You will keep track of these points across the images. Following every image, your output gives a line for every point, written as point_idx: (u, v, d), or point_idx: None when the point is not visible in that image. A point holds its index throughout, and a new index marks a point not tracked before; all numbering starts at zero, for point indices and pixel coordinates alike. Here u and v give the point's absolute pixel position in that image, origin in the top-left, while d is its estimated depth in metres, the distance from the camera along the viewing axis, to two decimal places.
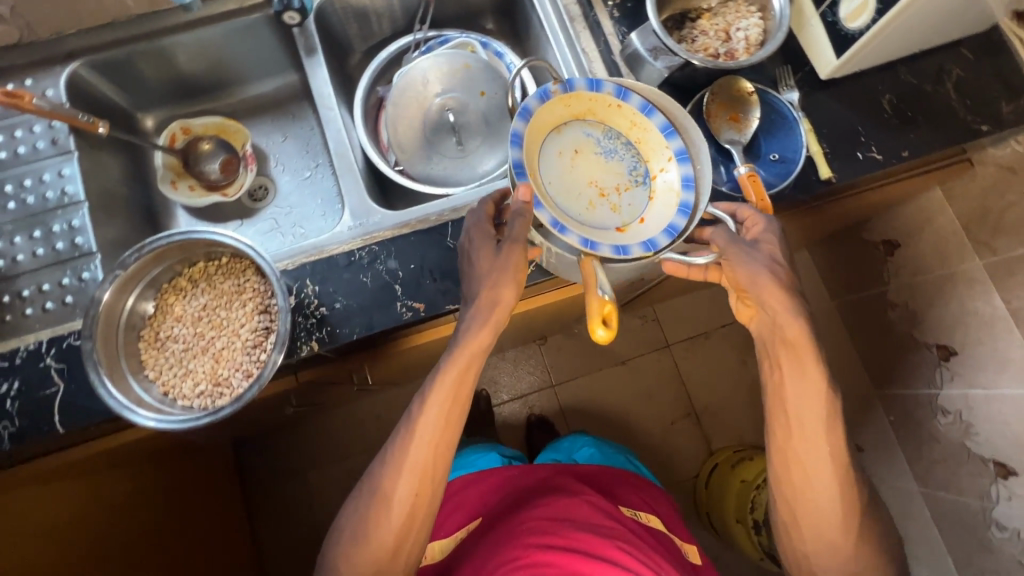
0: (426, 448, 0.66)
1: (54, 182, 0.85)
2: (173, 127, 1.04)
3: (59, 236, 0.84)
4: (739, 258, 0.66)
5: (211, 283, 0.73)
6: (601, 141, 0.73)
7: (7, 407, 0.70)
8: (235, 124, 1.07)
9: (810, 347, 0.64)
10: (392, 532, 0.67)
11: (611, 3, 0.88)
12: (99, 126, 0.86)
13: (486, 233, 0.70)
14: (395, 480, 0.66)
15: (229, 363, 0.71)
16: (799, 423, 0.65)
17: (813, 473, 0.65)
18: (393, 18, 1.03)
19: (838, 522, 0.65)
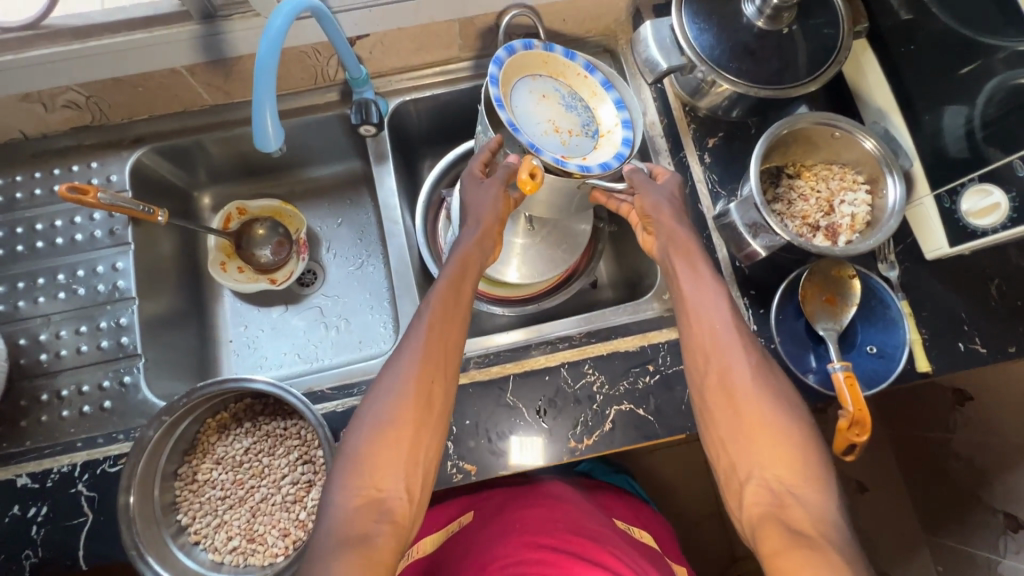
0: (435, 343, 0.63)
1: (107, 274, 0.83)
2: (229, 208, 1.01)
3: (105, 333, 0.81)
4: (642, 187, 0.74)
5: (255, 423, 0.70)
6: (567, 97, 0.74)
7: (32, 535, 0.67)
8: (291, 208, 1.03)
9: (700, 254, 0.70)
10: (404, 438, 0.58)
11: (704, 147, 0.83)
12: (159, 217, 0.83)
13: (476, 177, 0.76)
14: (407, 374, 0.60)
15: (266, 516, 0.67)
16: (699, 334, 0.66)
17: (736, 387, 0.62)
18: (467, 122, 0.99)
19: (774, 439, 0.59)
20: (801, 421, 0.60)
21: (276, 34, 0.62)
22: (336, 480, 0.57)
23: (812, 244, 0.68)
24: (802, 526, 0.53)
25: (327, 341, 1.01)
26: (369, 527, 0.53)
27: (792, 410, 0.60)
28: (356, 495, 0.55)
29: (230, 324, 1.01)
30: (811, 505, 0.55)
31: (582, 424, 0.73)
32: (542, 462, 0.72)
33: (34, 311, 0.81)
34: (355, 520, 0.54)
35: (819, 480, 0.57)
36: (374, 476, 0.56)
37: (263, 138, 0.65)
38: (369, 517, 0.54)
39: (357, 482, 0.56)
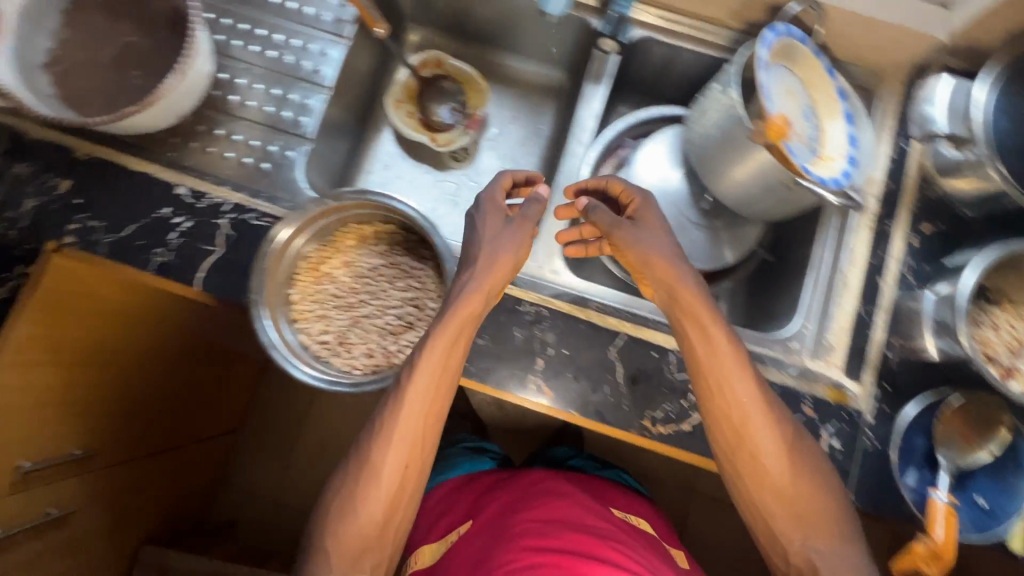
0: (418, 413, 0.64)
1: (315, 55, 0.86)
2: (431, 54, 1.01)
3: (291, 105, 0.84)
4: (626, 236, 0.70)
5: (391, 249, 0.72)
6: (806, 106, 0.81)
7: (167, 238, 0.72)
8: (481, 84, 1.02)
9: (706, 308, 0.67)
10: (382, 503, 0.64)
11: (918, 229, 0.79)
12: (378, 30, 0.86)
13: (497, 206, 0.73)
14: (383, 460, 0.64)
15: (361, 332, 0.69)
16: (723, 408, 0.66)
17: (766, 462, 0.64)
18: (687, 87, 0.95)
19: (804, 499, 0.64)
20: (822, 476, 0.65)
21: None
22: (330, 531, 0.64)
23: (988, 371, 0.64)
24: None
25: (450, 217, 1.03)
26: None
27: (818, 483, 0.64)
28: (342, 552, 0.63)
29: (377, 159, 1.05)
30: (839, 564, 0.61)
31: (664, 411, 0.72)
32: (611, 425, 0.71)
33: (242, 55, 0.85)
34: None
35: (837, 533, 0.63)
36: (347, 552, 0.63)
37: None
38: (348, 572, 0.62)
39: (365, 523, 0.63)
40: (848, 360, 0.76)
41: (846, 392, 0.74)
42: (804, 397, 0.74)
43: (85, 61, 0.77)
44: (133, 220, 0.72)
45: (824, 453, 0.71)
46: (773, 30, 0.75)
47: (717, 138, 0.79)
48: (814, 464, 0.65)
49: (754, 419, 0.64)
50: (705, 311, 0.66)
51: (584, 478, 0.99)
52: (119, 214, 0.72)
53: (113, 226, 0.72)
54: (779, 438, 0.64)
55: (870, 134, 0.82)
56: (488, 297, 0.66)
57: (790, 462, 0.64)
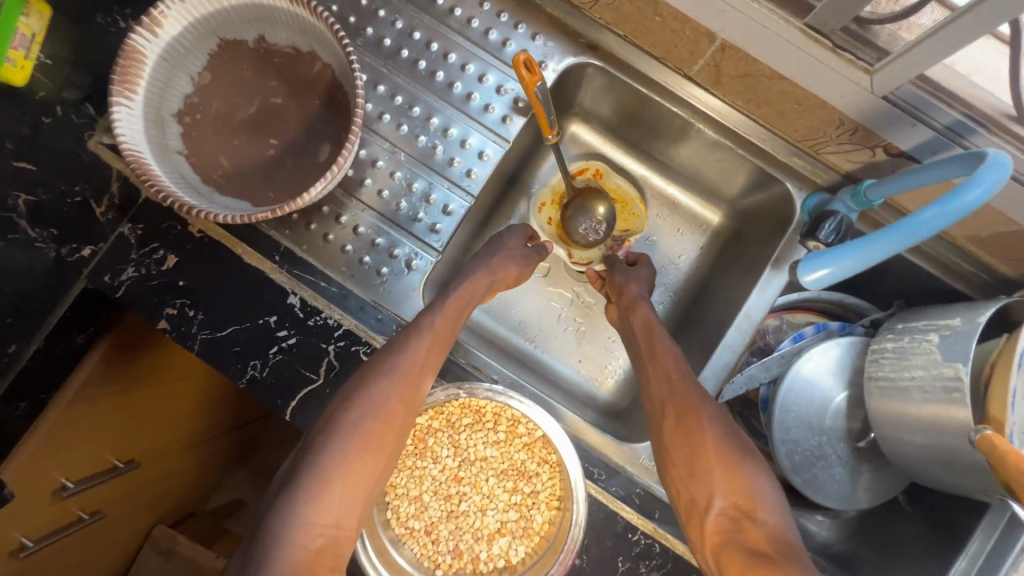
0: (416, 366, 0.60)
1: (470, 156, 0.74)
2: (593, 162, 0.88)
3: (428, 207, 0.73)
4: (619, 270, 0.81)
5: (508, 438, 0.63)
6: None
7: (267, 352, 0.64)
8: (641, 210, 0.88)
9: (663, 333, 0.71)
10: (374, 446, 0.56)
11: None
12: (551, 135, 0.73)
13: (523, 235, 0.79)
14: (383, 388, 0.57)
15: (453, 525, 0.61)
16: (659, 393, 0.66)
17: (691, 426, 0.62)
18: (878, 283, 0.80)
19: (742, 474, 0.59)
20: (738, 442, 0.62)
21: (922, 185, 0.58)
22: (298, 495, 0.51)
23: None
24: (758, 543, 0.53)
25: (553, 338, 0.90)
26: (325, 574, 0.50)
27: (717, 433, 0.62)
28: (315, 532, 0.50)
29: None
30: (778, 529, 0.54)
31: None
32: None
33: (389, 134, 0.73)
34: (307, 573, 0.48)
35: (753, 493, 0.58)
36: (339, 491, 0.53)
37: (813, 272, 0.60)
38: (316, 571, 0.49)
39: (341, 489, 0.53)
40: None
41: None
42: None
43: (220, 115, 0.66)
44: (235, 320, 0.64)
45: None
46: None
47: (916, 401, 0.65)
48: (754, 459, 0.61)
49: (680, 391, 0.64)
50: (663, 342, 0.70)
51: None
52: (221, 312, 0.64)
53: (212, 322, 0.64)
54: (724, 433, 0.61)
55: None
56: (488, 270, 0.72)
57: (727, 445, 0.61)
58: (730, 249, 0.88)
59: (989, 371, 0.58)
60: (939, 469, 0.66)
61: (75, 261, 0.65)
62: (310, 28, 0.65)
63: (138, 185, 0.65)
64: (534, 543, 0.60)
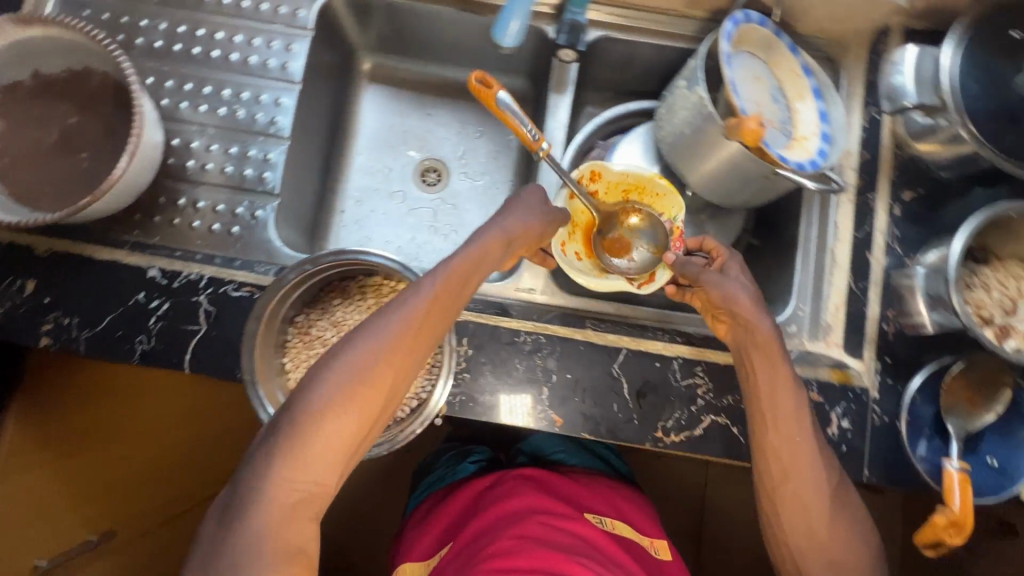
0: (410, 332, 0.56)
1: (268, 106, 0.83)
2: (586, 167, 0.79)
3: (251, 162, 0.82)
4: (712, 279, 0.68)
5: (378, 301, 0.71)
6: (773, 89, 0.80)
7: (148, 324, 0.70)
8: (665, 183, 0.79)
9: (780, 350, 0.64)
10: (362, 413, 0.53)
11: (899, 198, 0.78)
12: (540, 147, 0.73)
13: (537, 198, 0.71)
14: (374, 356, 0.54)
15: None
16: (777, 441, 0.64)
17: (791, 455, 0.63)
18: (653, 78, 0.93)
19: (840, 531, 0.64)
20: (839, 480, 0.65)
21: None
22: (281, 453, 0.51)
23: (984, 335, 0.65)
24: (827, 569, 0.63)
25: (429, 244, 1.02)
26: (304, 529, 0.50)
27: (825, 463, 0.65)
28: (291, 489, 0.50)
29: (349, 196, 1.01)
30: None
31: (674, 420, 0.72)
32: (621, 441, 0.72)
33: (193, 118, 0.82)
34: (285, 530, 0.49)
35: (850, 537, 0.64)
36: (322, 453, 0.51)
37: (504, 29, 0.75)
38: (290, 530, 0.49)
39: (325, 454, 0.51)
40: (848, 339, 0.76)
41: (850, 371, 0.75)
42: (810, 383, 0.74)
43: (25, 150, 0.73)
44: (109, 312, 0.70)
45: (835, 435, 0.72)
46: (730, 19, 0.73)
47: (690, 136, 0.77)
48: (843, 493, 0.65)
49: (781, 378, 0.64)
50: (774, 355, 0.64)
51: (559, 480, 1.06)
52: (93, 309, 0.70)
53: (89, 320, 0.70)
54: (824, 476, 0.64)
55: (840, 107, 0.81)
56: (501, 252, 0.65)
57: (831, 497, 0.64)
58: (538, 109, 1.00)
59: (709, 74, 0.72)
60: (734, 182, 0.78)
61: None
62: (75, 46, 0.73)
63: None
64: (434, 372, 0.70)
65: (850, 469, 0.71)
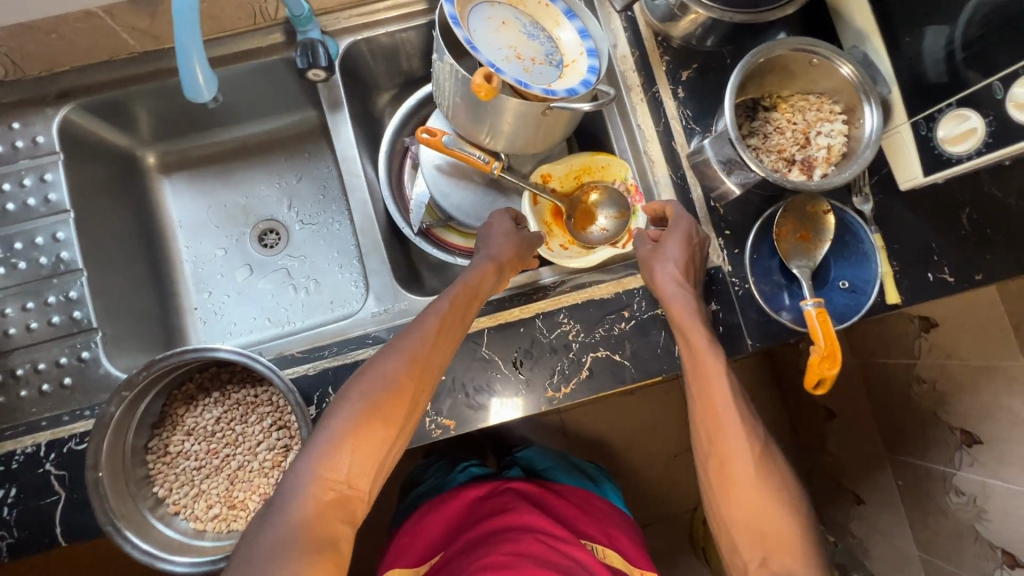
0: (429, 341, 0.60)
1: (48, 246, 0.79)
2: (535, 174, 0.82)
3: (55, 307, 0.78)
4: (648, 253, 0.72)
5: (224, 391, 0.69)
6: (527, 26, 0.79)
7: (4, 517, 0.66)
8: (604, 156, 0.81)
9: (698, 319, 0.68)
10: (395, 414, 0.56)
11: (678, 79, 0.80)
12: (493, 167, 0.82)
13: (506, 221, 0.77)
14: (401, 362, 0.57)
15: (245, 484, 0.67)
16: (703, 407, 0.66)
17: (716, 427, 0.65)
18: (426, 60, 0.93)
19: (771, 517, 0.61)
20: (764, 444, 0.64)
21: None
22: (314, 450, 0.51)
23: (785, 179, 0.67)
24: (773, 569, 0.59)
25: (290, 306, 0.97)
26: (337, 529, 0.49)
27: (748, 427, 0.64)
28: (326, 486, 0.50)
29: (192, 290, 0.96)
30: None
31: (557, 373, 0.72)
32: (518, 414, 0.72)
33: None
34: (318, 527, 0.48)
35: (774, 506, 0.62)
36: (355, 450, 0.52)
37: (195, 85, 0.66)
38: (325, 532, 0.48)
39: (358, 458, 0.52)
40: None
41: None
42: None
43: None
44: None
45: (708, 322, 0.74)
46: None
47: (462, 103, 0.76)
48: (776, 478, 0.63)
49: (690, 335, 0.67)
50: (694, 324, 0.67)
51: (554, 497, 1.06)
52: None
53: None
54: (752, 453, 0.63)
55: (596, 18, 0.81)
56: (499, 273, 0.70)
57: (764, 478, 0.62)
58: None
59: (444, 41, 0.71)
60: (524, 130, 0.78)
61: None
62: None
63: None
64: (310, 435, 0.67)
65: (730, 347, 0.73)
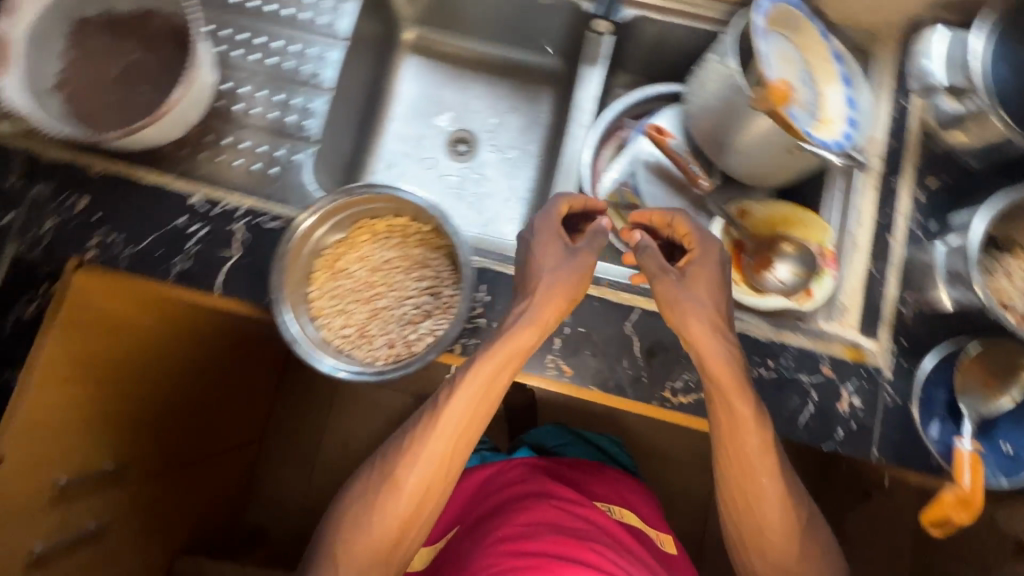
0: (468, 399, 0.71)
1: (314, 59, 0.88)
2: (731, 205, 0.86)
3: (294, 109, 0.86)
4: (665, 288, 0.70)
5: (402, 239, 0.76)
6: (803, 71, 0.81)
7: (186, 247, 0.74)
8: (805, 214, 0.82)
9: (738, 376, 0.66)
10: (429, 474, 0.72)
11: (924, 185, 0.79)
12: (700, 182, 0.84)
13: (552, 229, 0.74)
14: (432, 437, 0.72)
15: (381, 323, 0.74)
16: (736, 488, 0.69)
17: (754, 492, 0.68)
18: (683, 61, 0.96)
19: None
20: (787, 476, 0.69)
21: None
22: (354, 520, 0.73)
23: (1004, 318, 0.65)
24: None
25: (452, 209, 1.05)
26: (396, 537, 0.72)
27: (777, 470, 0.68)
28: (371, 536, 0.72)
29: (381, 157, 1.06)
30: None
31: (682, 381, 0.73)
32: (629, 397, 0.73)
33: (245, 66, 0.86)
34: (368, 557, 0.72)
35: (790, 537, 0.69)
36: (403, 516, 0.72)
37: None
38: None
39: (417, 482, 0.72)
40: (863, 319, 0.76)
41: (864, 350, 0.74)
42: (822, 358, 0.74)
43: (92, 82, 0.79)
44: (149, 232, 0.75)
45: (845, 412, 0.72)
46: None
47: (717, 107, 0.78)
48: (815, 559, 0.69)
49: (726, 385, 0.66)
50: (732, 386, 0.66)
51: (564, 466, 1.09)
52: (135, 228, 0.75)
53: (131, 238, 0.74)
54: (790, 530, 0.68)
55: (869, 95, 0.82)
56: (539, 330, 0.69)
57: (798, 550, 0.69)
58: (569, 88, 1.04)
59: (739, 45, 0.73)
60: (757, 156, 0.79)
61: (3, 227, 0.75)
62: None
63: (38, 151, 0.76)
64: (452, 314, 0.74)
65: (854, 446, 0.71)
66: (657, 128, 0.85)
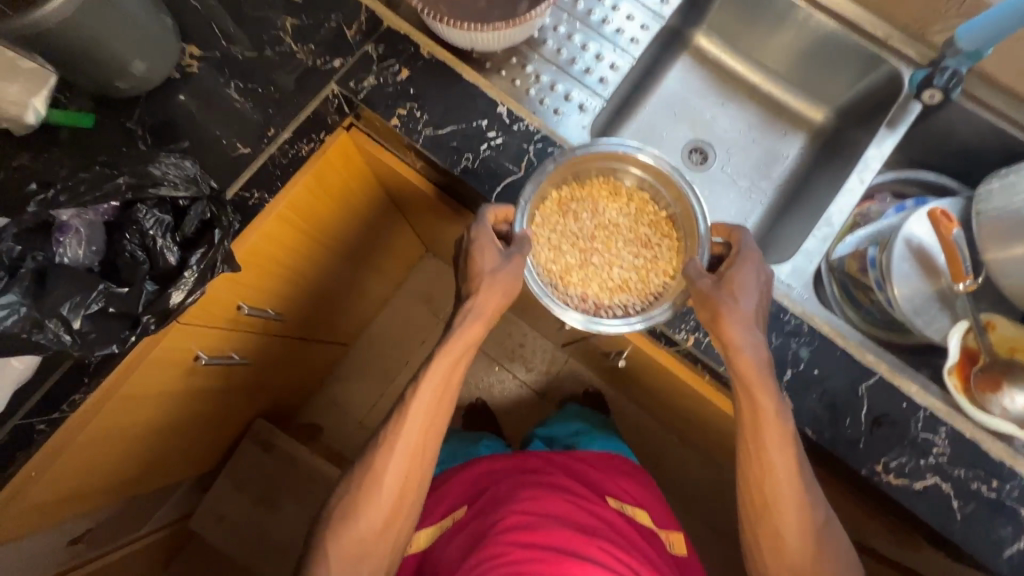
0: (431, 392, 0.79)
1: (633, 26, 0.89)
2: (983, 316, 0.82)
3: (598, 64, 0.88)
4: (699, 288, 0.72)
5: (637, 217, 0.89)
6: None
7: (479, 149, 0.79)
8: None
9: (763, 376, 0.68)
10: (410, 452, 0.79)
11: None
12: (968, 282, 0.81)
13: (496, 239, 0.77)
14: (406, 423, 0.78)
15: (586, 270, 0.88)
16: (755, 474, 0.70)
17: (772, 484, 0.69)
18: (972, 161, 0.93)
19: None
20: (813, 506, 0.70)
21: None
22: (353, 499, 0.79)
23: None
24: None
25: None
26: (391, 508, 0.79)
27: (799, 496, 0.70)
28: (366, 520, 0.78)
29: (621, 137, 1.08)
30: None
31: (899, 462, 0.70)
32: (839, 456, 0.71)
33: (568, 7, 0.89)
34: (368, 529, 0.78)
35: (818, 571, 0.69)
36: (394, 500, 0.79)
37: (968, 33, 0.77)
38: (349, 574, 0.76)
39: (402, 457, 0.79)
40: None
41: None
42: None
43: None
44: (453, 122, 0.79)
45: None
46: None
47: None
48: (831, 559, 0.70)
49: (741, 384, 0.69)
50: (759, 383, 0.68)
51: (575, 459, 1.06)
52: (440, 115, 0.79)
53: (434, 122, 0.79)
54: (802, 527, 0.70)
55: None
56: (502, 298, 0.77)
57: (813, 556, 0.70)
58: (833, 141, 1.03)
59: None
60: None
61: (327, 70, 0.80)
62: None
63: (382, 16, 0.81)
64: (649, 297, 0.86)
65: None
66: (945, 215, 0.82)
